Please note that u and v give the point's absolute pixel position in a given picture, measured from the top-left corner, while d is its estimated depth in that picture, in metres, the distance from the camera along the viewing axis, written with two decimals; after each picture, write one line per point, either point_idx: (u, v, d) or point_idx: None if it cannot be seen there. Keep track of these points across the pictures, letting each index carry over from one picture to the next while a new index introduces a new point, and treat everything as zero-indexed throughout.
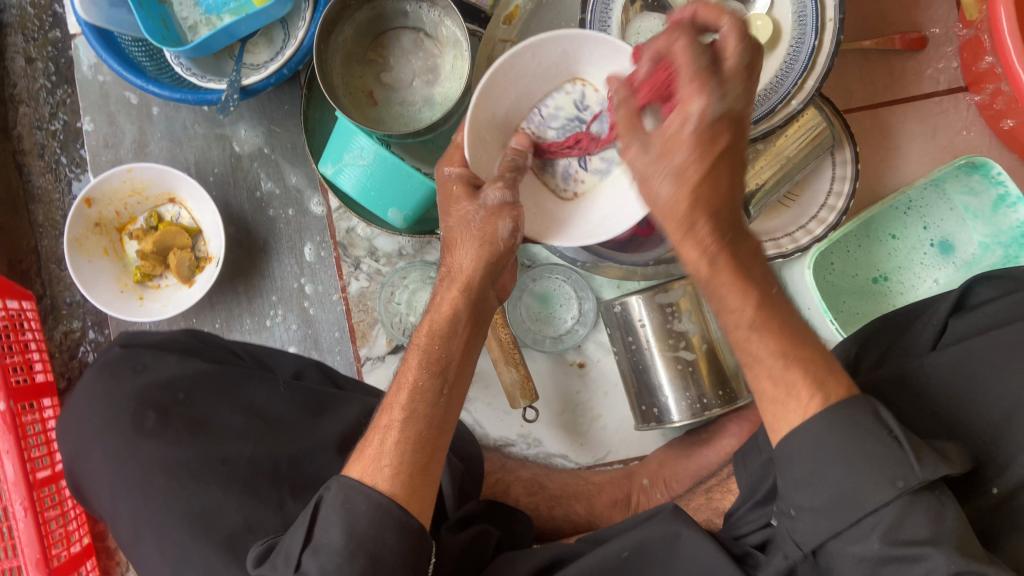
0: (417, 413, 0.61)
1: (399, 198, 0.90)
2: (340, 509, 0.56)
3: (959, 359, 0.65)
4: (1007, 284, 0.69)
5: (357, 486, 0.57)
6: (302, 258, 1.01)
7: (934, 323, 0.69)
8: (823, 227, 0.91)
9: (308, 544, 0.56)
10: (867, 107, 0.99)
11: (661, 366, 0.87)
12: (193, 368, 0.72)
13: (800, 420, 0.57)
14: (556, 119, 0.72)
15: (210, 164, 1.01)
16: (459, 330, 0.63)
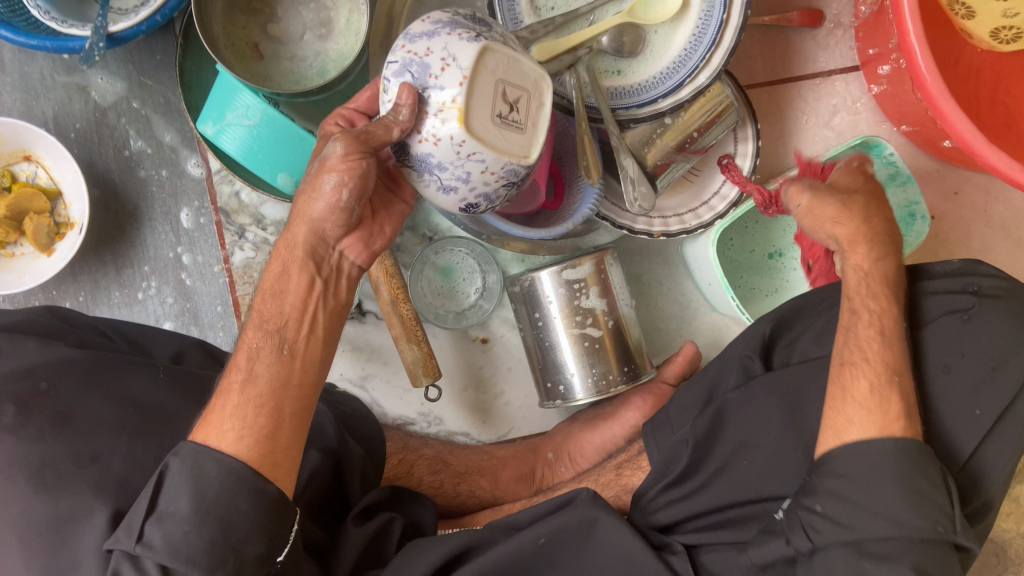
0: (258, 376, 0.58)
1: (290, 162, 0.84)
2: (189, 477, 0.53)
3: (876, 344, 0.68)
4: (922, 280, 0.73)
5: (209, 450, 0.54)
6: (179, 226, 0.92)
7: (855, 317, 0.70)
8: (726, 204, 0.90)
9: (152, 513, 0.53)
10: (766, 84, 1.01)
11: (567, 343, 0.86)
12: (62, 354, 0.64)
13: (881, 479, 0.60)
14: (421, 54, 0.56)
15: (71, 119, 0.91)
16: (288, 293, 0.60)
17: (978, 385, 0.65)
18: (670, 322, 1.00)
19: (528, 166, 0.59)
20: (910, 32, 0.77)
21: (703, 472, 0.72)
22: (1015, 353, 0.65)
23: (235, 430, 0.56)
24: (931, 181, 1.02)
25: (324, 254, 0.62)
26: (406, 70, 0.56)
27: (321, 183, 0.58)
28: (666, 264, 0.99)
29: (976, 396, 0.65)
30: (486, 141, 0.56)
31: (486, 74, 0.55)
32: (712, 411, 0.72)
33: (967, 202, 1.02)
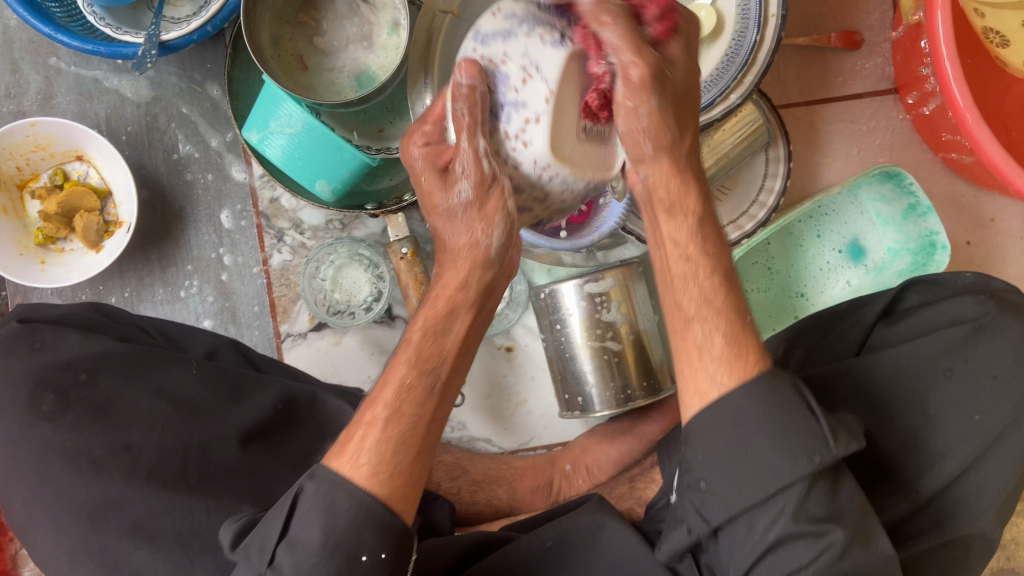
0: (403, 414, 0.56)
1: (328, 170, 0.87)
2: (321, 505, 0.53)
3: (890, 364, 0.66)
4: (935, 290, 0.72)
5: (343, 483, 0.54)
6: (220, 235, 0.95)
7: (861, 325, 0.71)
8: (754, 223, 0.91)
9: (283, 537, 0.53)
10: (800, 104, 1.01)
11: (586, 354, 0.86)
12: (95, 349, 0.67)
13: (719, 394, 0.55)
14: None
15: (123, 121, 0.95)
16: (450, 332, 0.59)
17: (981, 391, 0.63)
18: None
19: None
20: (944, 54, 0.77)
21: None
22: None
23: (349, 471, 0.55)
24: (965, 209, 1.00)
25: (496, 285, 0.61)
26: None
27: (471, 231, 0.57)
28: None
29: (981, 402, 0.63)
30: None
31: None
32: None
33: (1004, 229, 1.00)
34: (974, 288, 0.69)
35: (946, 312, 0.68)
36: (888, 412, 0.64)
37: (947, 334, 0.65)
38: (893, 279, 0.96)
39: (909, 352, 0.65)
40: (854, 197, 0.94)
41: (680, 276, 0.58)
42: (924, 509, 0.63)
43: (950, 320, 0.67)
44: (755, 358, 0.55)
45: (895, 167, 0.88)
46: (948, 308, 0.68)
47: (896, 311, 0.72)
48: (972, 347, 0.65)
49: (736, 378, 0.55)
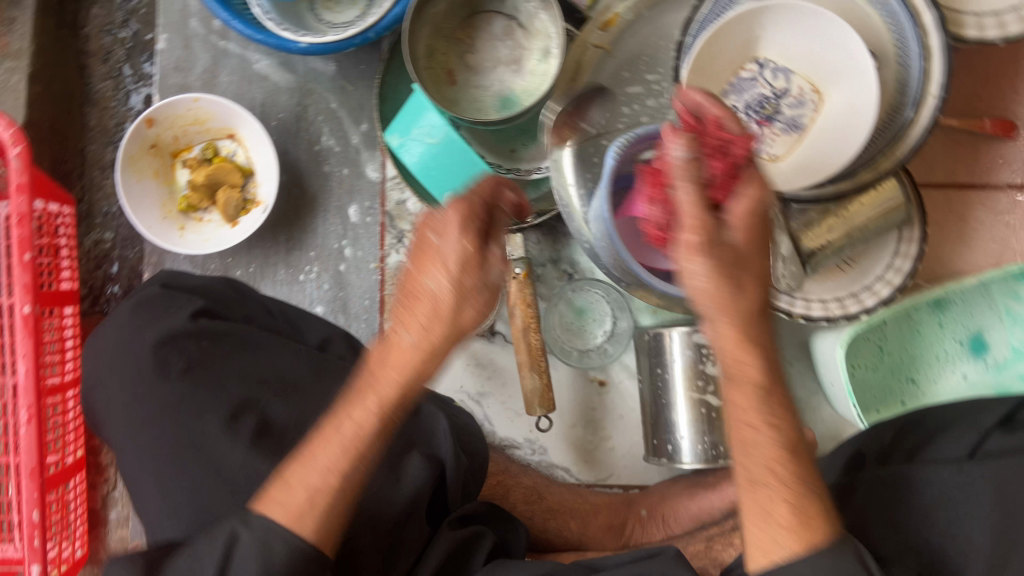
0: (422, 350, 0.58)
1: (457, 183, 0.89)
2: (258, 550, 0.56)
3: (995, 470, 0.64)
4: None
5: (275, 531, 0.57)
6: (365, 385, 0.60)
7: (978, 428, 0.68)
8: (875, 301, 0.88)
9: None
10: (944, 186, 0.97)
11: (682, 405, 0.85)
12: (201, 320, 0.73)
13: (786, 559, 0.51)
14: (749, 93, 0.81)
15: (275, 108, 1.00)
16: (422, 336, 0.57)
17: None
18: (791, 406, 0.97)
19: (814, 117, 0.80)
20: None
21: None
22: None
23: (306, 496, 0.58)
24: None
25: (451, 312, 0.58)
26: (754, 104, 0.81)
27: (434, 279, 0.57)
28: (794, 346, 0.97)
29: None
30: (835, 125, 0.78)
31: (826, 68, 0.78)
32: None
33: None
34: None
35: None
36: (989, 516, 0.62)
37: None
38: (1013, 381, 0.93)
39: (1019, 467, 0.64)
40: (987, 290, 0.90)
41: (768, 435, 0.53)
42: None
43: None
44: (823, 530, 0.52)
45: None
46: None
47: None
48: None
49: (806, 544, 0.51)
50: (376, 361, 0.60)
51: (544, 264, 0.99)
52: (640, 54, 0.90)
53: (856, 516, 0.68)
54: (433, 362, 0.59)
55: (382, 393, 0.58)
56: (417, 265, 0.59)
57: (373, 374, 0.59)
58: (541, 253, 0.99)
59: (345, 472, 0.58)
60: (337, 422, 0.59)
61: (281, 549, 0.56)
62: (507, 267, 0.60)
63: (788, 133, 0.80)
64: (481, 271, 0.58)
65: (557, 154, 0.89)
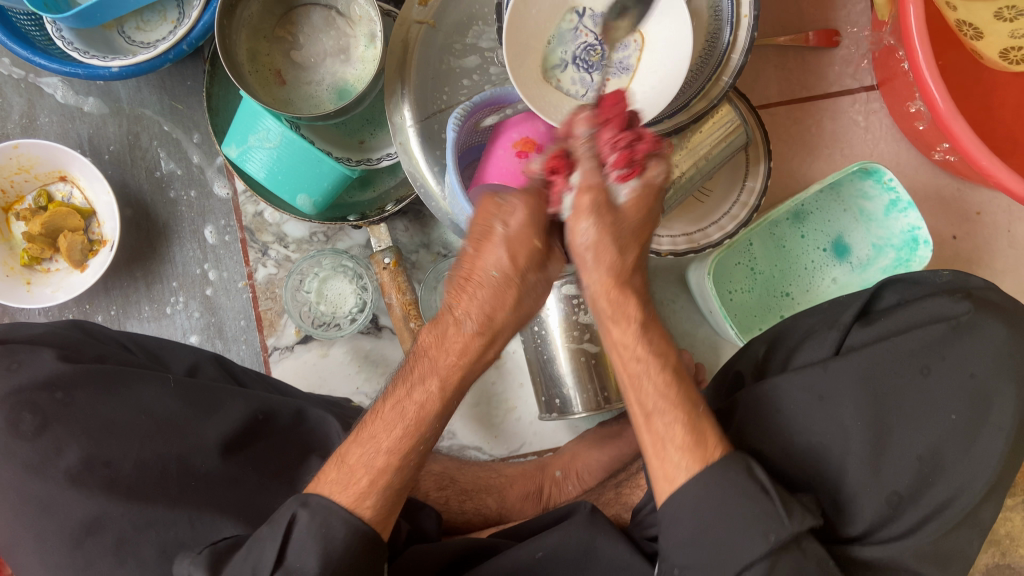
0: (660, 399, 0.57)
1: (308, 184, 0.87)
2: (316, 534, 0.55)
3: (863, 365, 0.65)
4: (911, 288, 0.73)
5: (337, 510, 0.56)
6: (424, 363, 0.59)
7: (838, 326, 0.71)
8: (736, 224, 0.90)
9: (279, 566, 0.54)
10: (781, 103, 1.00)
11: (565, 356, 0.86)
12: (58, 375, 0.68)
13: (685, 480, 0.55)
14: (573, 43, 0.82)
15: (105, 141, 0.95)
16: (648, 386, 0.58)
17: (964, 392, 0.64)
18: (680, 340, 1.00)
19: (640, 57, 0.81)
20: (918, 51, 0.78)
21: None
22: (999, 372, 0.64)
23: (368, 476, 0.58)
24: (950, 203, 1.00)
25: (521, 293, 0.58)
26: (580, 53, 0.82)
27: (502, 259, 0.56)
28: (667, 283, 0.99)
29: (955, 401, 0.64)
30: (660, 61, 0.79)
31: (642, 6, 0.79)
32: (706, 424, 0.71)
33: (989, 222, 1.00)
34: (952, 286, 0.70)
35: (924, 310, 0.69)
36: (869, 414, 0.63)
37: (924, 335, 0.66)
38: (877, 276, 0.95)
39: (890, 350, 0.65)
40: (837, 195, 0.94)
41: (636, 370, 0.58)
42: (902, 509, 0.62)
43: (926, 319, 0.68)
44: (715, 443, 0.56)
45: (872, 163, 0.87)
46: (922, 309, 0.69)
47: (873, 310, 0.73)
48: (951, 345, 0.65)
49: (699, 462, 0.55)
50: (436, 345, 0.59)
51: (416, 250, 0.98)
52: (466, 23, 0.88)
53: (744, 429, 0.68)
54: (492, 348, 0.60)
55: (447, 375, 0.58)
56: (477, 249, 0.58)
57: (428, 364, 0.59)
58: (411, 239, 0.98)
59: (405, 455, 0.59)
60: (400, 403, 0.60)
61: (342, 537, 0.55)
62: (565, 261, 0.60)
63: (617, 76, 0.81)
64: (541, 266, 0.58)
65: (402, 136, 0.87)
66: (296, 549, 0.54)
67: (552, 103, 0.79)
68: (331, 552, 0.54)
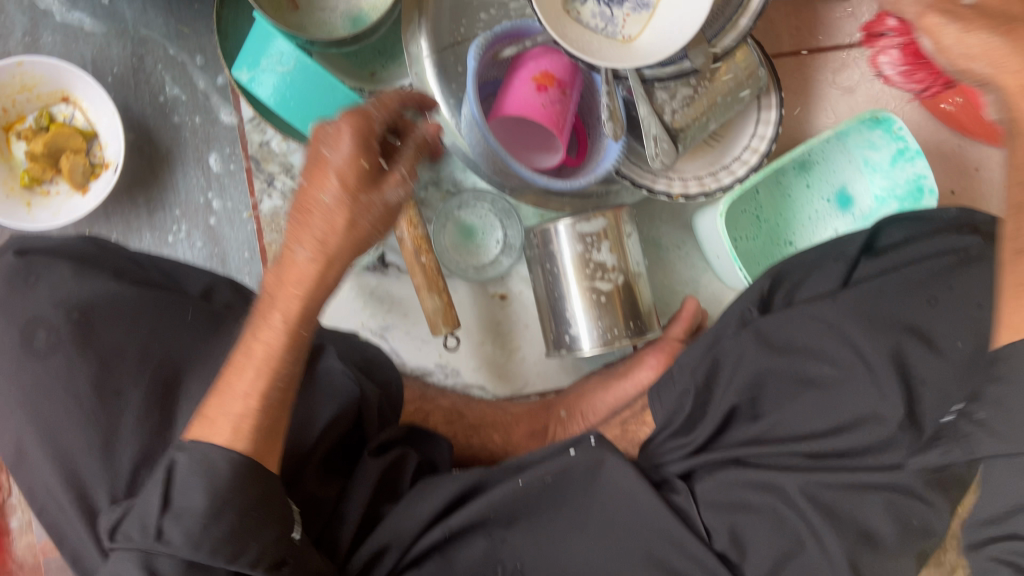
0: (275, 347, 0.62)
1: (320, 112, 0.86)
2: (199, 475, 0.57)
3: (860, 297, 0.69)
4: (918, 225, 0.74)
5: (210, 450, 0.58)
6: (265, 305, 0.62)
7: (844, 260, 0.73)
8: (746, 170, 0.91)
9: (166, 509, 0.56)
10: (791, 54, 1.01)
11: (576, 294, 0.86)
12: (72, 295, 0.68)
13: None
14: None
15: (108, 63, 0.93)
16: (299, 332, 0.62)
17: (966, 324, 0.66)
18: (682, 286, 1.01)
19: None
20: None
21: (704, 425, 0.73)
22: None
23: (230, 424, 0.60)
24: (949, 158, 1.02)
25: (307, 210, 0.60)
26: None
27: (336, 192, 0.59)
28: (672, 229, 1.00)
29: (961, 333, 0.66)
30: None
31: None
32: (709, 357, 0.73)
33: (987, 178, 1.02)
34: (959, 223, 0.72)
35: (929, 247, 0.71)
36: (880, 346, 0.66)
37: (931, 267, 0.69)
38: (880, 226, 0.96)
39: (891, 279, 0.70)
40: (843, 146, 0.94)
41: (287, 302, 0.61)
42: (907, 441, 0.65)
43: (936, 255, 0.70)
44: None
45: (879, 110, 0.88)
46: (931, 247, 0.71)
47: (878, 245, 0.74)
48: (956, 277, 0.67)
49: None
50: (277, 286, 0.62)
51: (425, 187, 0.97)
52: None
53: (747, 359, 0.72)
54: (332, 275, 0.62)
55: (286, 309, 0.61)
56: (313, 180, 0.60)
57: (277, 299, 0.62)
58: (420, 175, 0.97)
59: (266, 396, 0.61)
60: (249, 346, 0.62)
61: (225, 466, 0.58)
62: (406, 189, 0.61)
63: (637, 12, 0.81)
64: (379, 188, 0.60)
65: (419, 67, 0.86)
66: (179, 492, 0.56)
67: (573, 33, 0.78)
68: (216, 489, 0.56)
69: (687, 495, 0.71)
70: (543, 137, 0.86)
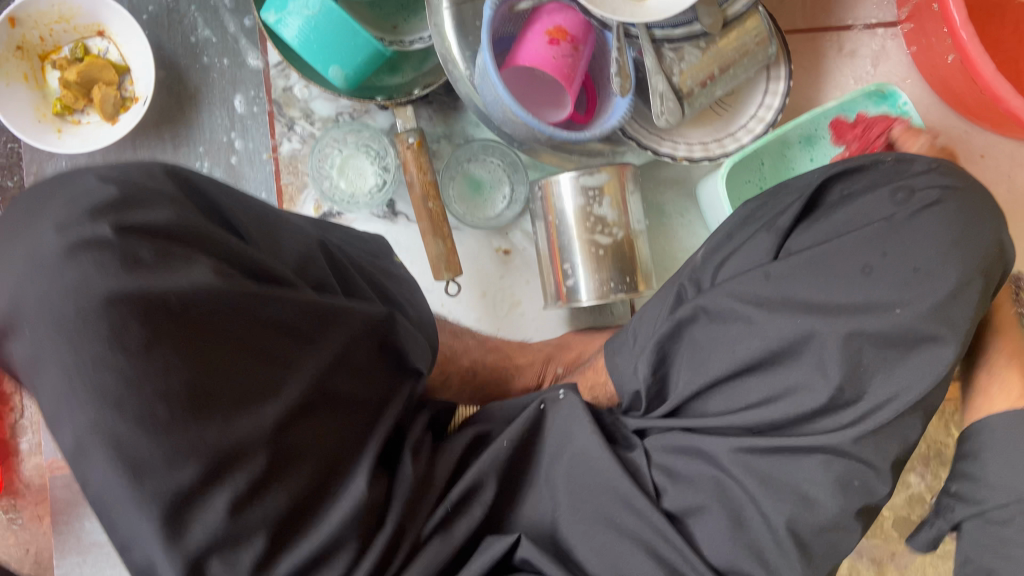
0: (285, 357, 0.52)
1: (341, 56, 0.89)
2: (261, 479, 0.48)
3: (807, 257, 0.65)
4: (855, 181, 0.70)
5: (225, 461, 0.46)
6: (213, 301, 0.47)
7: (774, 229, 0.69)
8: (751, 138, 0.94)
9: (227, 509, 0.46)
10: (806, 31, 1.03)
11: (576, 247, 0.88)
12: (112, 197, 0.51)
13: None
14: None
15: (144, 2, 0.97)
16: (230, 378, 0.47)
17: (900, 281, 0.62)
18: (686, 253, 1.03)
19: None
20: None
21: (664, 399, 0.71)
22: (951, 247, 0.63)
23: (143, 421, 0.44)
24: (957, 143, 1.03)
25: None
26: None
27: None
28: (676, 196, 1.03)
29: (896, 295, 0.62)
30: None
31: None
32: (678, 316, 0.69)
33: (993, 165, 1.03)
34: (902, 174, 0.68)
35: (864, 208, 0.67)
36: (808, 318, 0.63)
37: (868, 228, 0.65)
38: None
39: (829, 249, 0.65)
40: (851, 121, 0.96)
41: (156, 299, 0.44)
42: (843, 406, 0.62)
43: (889, 214, 0.65)
44: None
45: (888, 85, 0.90)
46: (878, 202, 0.66)
47: (818, 207, 0.71)
48: (889, 242, 0.64)
49: None
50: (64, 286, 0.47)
51: (438, 140, 1.00)
52: None
53: (705, 336, 0.68)
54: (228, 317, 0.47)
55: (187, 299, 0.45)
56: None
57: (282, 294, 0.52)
58: (434, 128, 1.00)
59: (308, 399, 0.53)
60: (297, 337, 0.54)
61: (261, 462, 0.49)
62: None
63: None
64: None
65: (438, 18, 0.89)
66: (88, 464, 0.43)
67: None
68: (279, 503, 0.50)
69: (639, 447, 0.70)
70: (553, 92, 0.89)
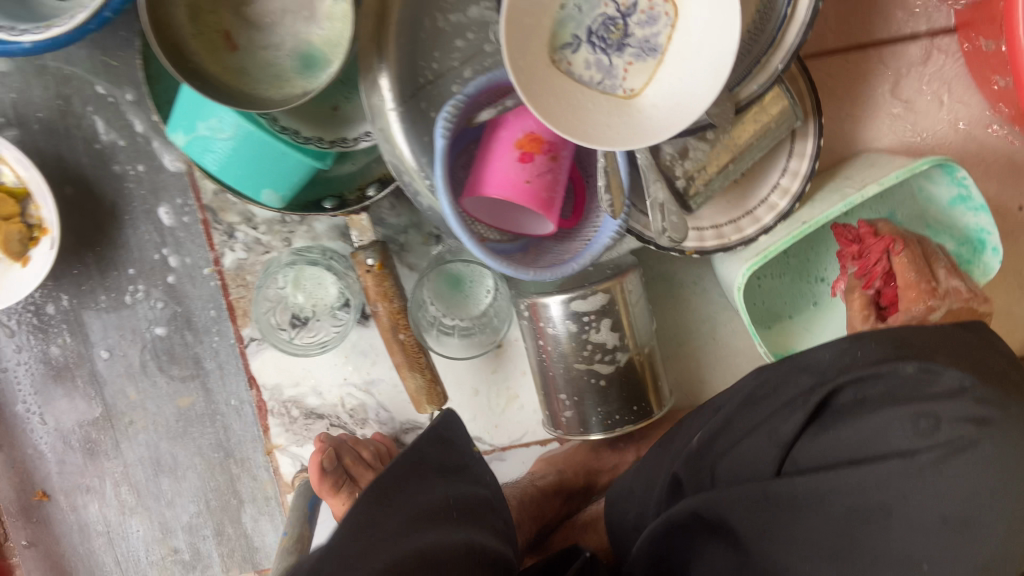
0: None
1: (274, 178, 0.73)
2: None
3: (807, 494, 0.55)
4: (873, 382, 0.57)
5: None
6: None
7: (777, 442, 0.59)
8: (773, 216, 0.79)
9: None
10: (839, 50, 0.84)
11: (569, 378, 0.78)
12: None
13: None
14: (588, 16, 0.65)
15: (31, 107, 0.80)
16: None
17: (927, 541, 0.52)
18: (702, 325, 0.90)
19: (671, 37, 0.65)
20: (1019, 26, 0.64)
21: None
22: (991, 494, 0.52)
23: None
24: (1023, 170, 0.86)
25: None
26: (598, 28, 0.66)
27: None
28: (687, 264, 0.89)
29: (919, 551, 0.52)
30: (698, 46, 0.63)
31: None
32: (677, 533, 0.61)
33: None
34: (928, 382, 0.55)
35: (876, 437, 0.55)
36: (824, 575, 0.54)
37: (884, 471, 0.53)
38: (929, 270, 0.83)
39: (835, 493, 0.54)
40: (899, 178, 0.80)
41: None
42: None
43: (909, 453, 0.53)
44: None
45: (949, 158, 0.73)
46: (898, 424, 0.54)
47: (827, 407, 0.59)
48: (913, 489, 0.53)
49: None
50: None
51: (405, 232, 0.86)
52: None
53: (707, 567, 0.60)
54: None
55: None
56: None
57: None
58: (399, 219, 0.85)
59: None
60: None
61: None
62: None
63: (642, 59, 0.65)
64: None
65: (383, 122, 0.72)
66: None
67: (560, 98, 0.64)
68: None
69: None
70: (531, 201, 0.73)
